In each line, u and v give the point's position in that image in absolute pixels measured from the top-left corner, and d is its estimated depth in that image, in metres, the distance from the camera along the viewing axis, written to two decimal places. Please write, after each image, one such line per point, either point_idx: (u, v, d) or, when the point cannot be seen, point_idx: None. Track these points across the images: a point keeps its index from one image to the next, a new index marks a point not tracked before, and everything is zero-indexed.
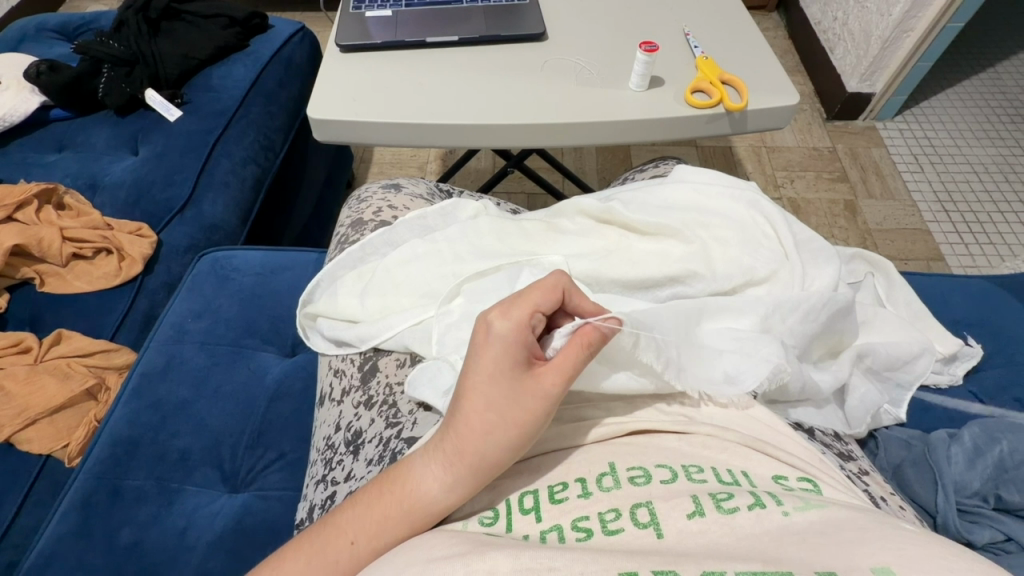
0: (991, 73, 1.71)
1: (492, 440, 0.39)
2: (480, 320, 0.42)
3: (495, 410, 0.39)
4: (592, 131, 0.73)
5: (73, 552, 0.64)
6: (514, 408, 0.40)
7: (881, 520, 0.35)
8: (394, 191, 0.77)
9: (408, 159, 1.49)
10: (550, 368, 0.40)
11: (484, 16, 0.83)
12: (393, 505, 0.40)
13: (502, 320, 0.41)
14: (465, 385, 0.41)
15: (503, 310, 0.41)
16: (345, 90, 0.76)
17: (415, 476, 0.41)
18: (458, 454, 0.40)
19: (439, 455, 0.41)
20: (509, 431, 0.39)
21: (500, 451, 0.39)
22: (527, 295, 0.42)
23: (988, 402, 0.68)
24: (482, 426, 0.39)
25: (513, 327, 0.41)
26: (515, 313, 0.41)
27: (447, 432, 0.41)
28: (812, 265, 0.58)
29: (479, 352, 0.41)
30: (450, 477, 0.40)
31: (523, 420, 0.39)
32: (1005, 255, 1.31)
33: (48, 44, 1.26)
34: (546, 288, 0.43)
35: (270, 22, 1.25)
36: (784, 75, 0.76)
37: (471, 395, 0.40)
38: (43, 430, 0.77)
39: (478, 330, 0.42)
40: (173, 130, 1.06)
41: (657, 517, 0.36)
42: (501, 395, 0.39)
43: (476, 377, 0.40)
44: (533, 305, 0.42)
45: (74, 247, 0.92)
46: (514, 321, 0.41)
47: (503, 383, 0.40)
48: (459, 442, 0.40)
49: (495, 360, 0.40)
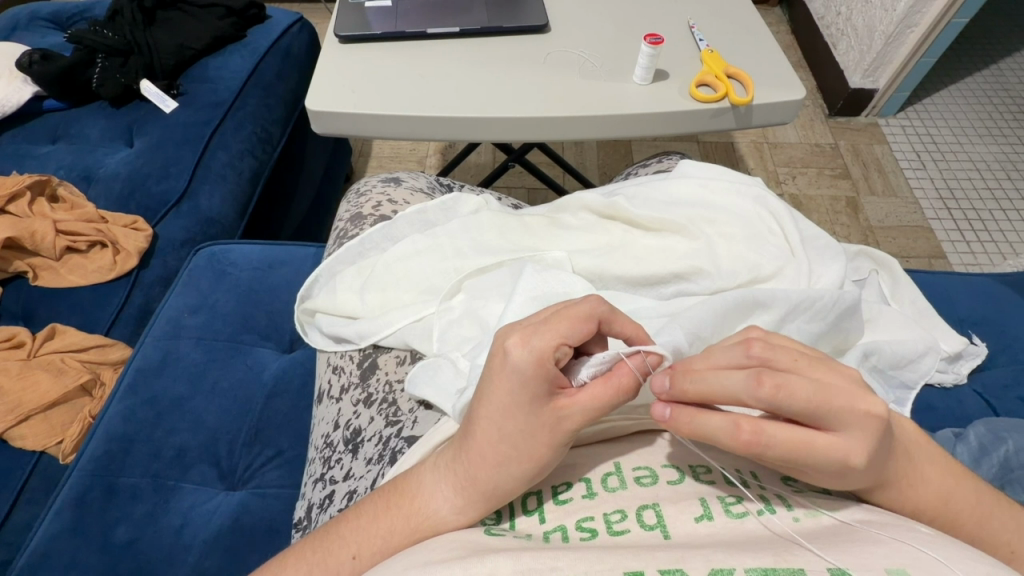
0: (993, 70, 1.70)
1: (504, 472, 0.37)
2: (498, 345, 0.37)
3: (510, 443, 0.37)
4: (595, 124, 0.72)
5: (67, 550, 0.63)
6: (530, 443, 0.37)
7: (894, 522, 0.34)
8: (394, 185, 0.76)
9: (407, 153, 1.48)
10: (574, 407, 0.36)
11: (486, 7, 0.82)
12: (398, 523, 0.39)
13: (521, 351, 0.36)
14: (478, 410, 0.38)
15: (524, 338, 0.36)
16: (345, 82, 0.74)
17: (424, 495, 0.40)
18: (468, 478, 0.38)
19: (449, 475, 0.39)
20: (523, 465, 0.37)
21: (512, 483, 0.38)
22: (555, 324, 0.37)
23: (992, 401, 0.67)
24: (495, 457, 0.37)
25: (534, 361, 0.36)
26: (537, 344, 0.36)
27: (457, 455, 0.39)
28: (818, 263, 0.57)
29: (494, 379, 0.37)
30: (460, 500, 0.38)
31: (539, 455, 0.37)
32: (1006, 253, 1.30)
33: (41, 33, 1.24)
34: (577, 316, 0.37)
35: (268, 12, 1.23)
36: (790, 68, 0.74)
37: (484, 423, 0.38)
38: (37, 426, 0.76)
39: (495, 354, 0.38)
40: (169, 121, 1.04)
41: (664, 519, 0.36)
42: (518, 429, 0.37)
43: (491, 406, 0.37)
44: (560, 334, 0.37)
45: (68, 240, 0.90)
46: (536, 354, 0.36)
47: (519, 417, 0.37)
48: (469, 467, 0.38)
49: (512, 395, 0.37)
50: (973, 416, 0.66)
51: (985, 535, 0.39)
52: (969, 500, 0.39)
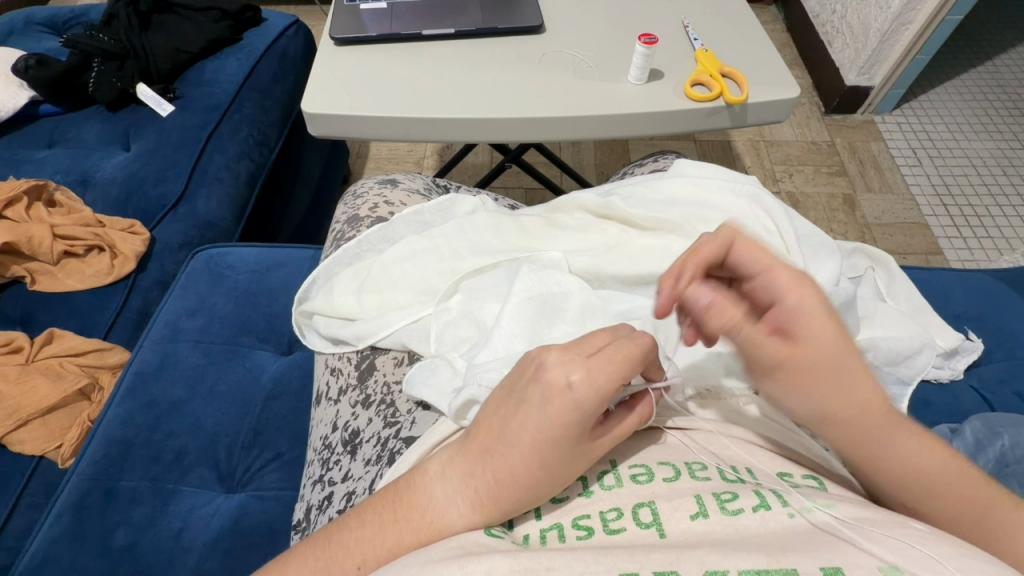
0: (989, 66, 1.71)
1: (532, 496, 0.38)
2: (560, 377, 0.36)
3: (549, 470, 0.37)
4: (592, 124, 0.72)
5: (68, 553, 0.64)
6: (566, 471, 0.37)
7: (886, 517, 0.35)
8: (390, 186, 0.76)
9: (404, 154, 1.48)
10: (610, 435, 0.39)
11: (481, 7, 0.82)
12: (410, 538, 0.37)
13: (590, 390, 0.36)
14: (524, 437, 0.36)
15: (593, 378, 0.36)
16: (341, 84, 0.74)
17: (439, 513, 0.38)
18: (493, 499, 0.37)
19: (468, 494, 0.38)
20: (552, 488, 0.38)
21: (534, 503, 0.38)
22: (622, 363, 0.37)
23: (989, 396, 0.68)
24: (529, 482, 0.37)
25: (598, 398, 0.36)
26: (606, 385, 0.36)
27: (481, 477, 0.38)
28: (813, 260, 0.57)
29: (548, 410, 0.36)
30: (479, 521, 0.37)
31: (568, 479, 0.38)
32: (1003, 249, 1.31)
33: (37, 38, 1.24)
34: (639, 355, 0.38)
35: (263, 14, 1.23)
36: (784, 67, 0.75)
37: (530, 452, 0.36)
38: (35, 430, 0.76)
39: (553, 382, 0.36)
40: (165, 125, 1.04)
41: (659, 517, 0.36)
42: (561, 460, 0.37)
43: (541, 438, 0.36)
44: (622, 376, 0.37)
45: (66, 245, 0.90)
46: (600, 391, 0.36)
47: (566, 446, 0.36)
48: (496, 490, 0.37)
49: (568, 428, 0.36)
50: (970, 411, 0.66)
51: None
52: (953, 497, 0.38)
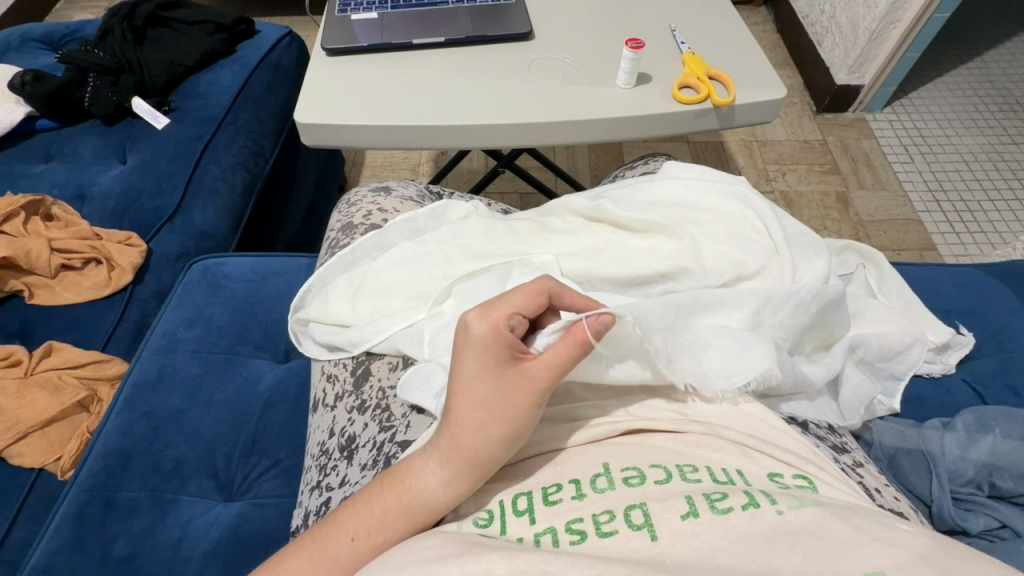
0: (978, 63, 1.72)
1: (485, 437, 0.39)
2: (460, 322, 0.41)
3: (485, 408, 0.39)
4: (582, 129, 0.73)
5: (68, 565, 0.64)
6: (502, 403, 0.39)
7: (877, 517, 0.35)
8: (384, 194, 0.77)
9: (399, 161, 1.49)
10: (535, 367, 0.39)
11: (470, 16, 0.83)
12: (393, 500, 0.40)
13: (479, 320, 0.40)
14: (455, 382, 0.40)
15: (480, 311, 0.40)
16: (333, 94, 0.75)
17: (413, 474, 0.40)
18: (454, 450, 0.39)
19: (434, 452, 0.40)
20: (501, 426, 0.39)
21: (491, 449, 0.39)
22: (509, 297, 0.41)
23: (981, 389, 0.68)
24: (473, 422, 0.39)
25: (490, 330, 0.40)
26: (492, 313, 0.40)
27: (442, 429, 0.41)
28: (802, 258, 0.58)
29: (461, 352, 0.40)
30: (448, 473, 0.39)
31: (514, 415, 0.39)
32: (996, 243, 1.31)
33: (34, 55, 1.25)
34: (530, 292, 0.41)
35: (257, 27, 1.25)
36: (771, 68, 0.76)
37: (460, 392, 0.40)
38: (35, 443, 0.76)
39: (459, 330, 0.41)
40: (161, 137, 1.05)
41: (651, 519, 0.36)
42: (488, 392, 0.39)
43: (463, 375, 0.40)
44: (513, 307, 0.40)
45: (63, 258, 0.91)
46: (491, 324, 0.40)
47: (490, 380, 0.39)
48: (452, 438, 0.40)
49: (480, 361, 0.39)
50: (963, 404, 0.67)
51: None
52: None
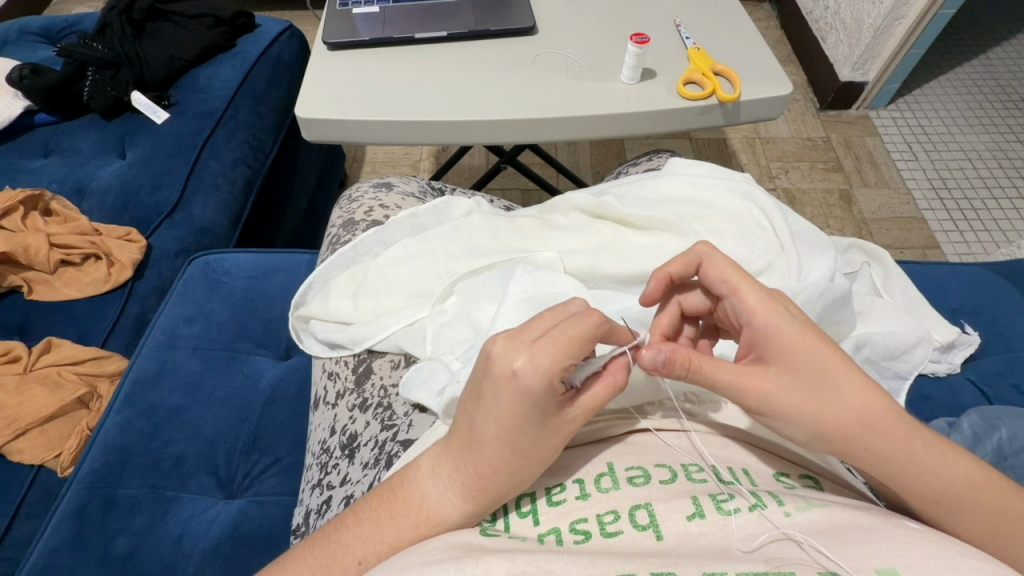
0: (983, 59, 1.71)
1: (515, 479, 0.38)
2: (503, 364, 0.36)
3: (522, 456, 0.37)
4: (586, 125, 0.72)
5: (67, 563, 0.64)
6: (538, 449, 0.38)
7: (885, 519, 0.35)
8: (385, 190, 0.76)
9: (400, 157, 1.49)
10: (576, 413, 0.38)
11: (472, 10, 0.82)
12: (406, 527, 0.40)
13: (532, 372, 0.35)
14: (488, 429, 0.37)
15: (533, 358, 0.35)
16: (335, 88, 0.74)
17: (431, 504, 0.40)
18: (481, 489, 0.38)
19: (455, 485, 0.39)
20: (533, 468, 0.38)
21: (518, 487, 0.39)
22: (566, 345, 0.36)
23: (986, 389, 0.68)
24: (506, 468, 0.38)
25: (544, 381, 0.35)
26: (548, 364, 0.35)
27: (464, 467, 0.39)
28: (808, 256, 0.57)
29: (500, 398, 0.36)
30: (470, 507, 0.39)
31: (544, 456, 0.38)
32: (1000, 241, 1.31)
33: (33, 48, 1.24)
34: (584, 338, 0.36)
35: (257, 21, 1.24)
36: (776, 64, 0.75)
37: (496, 439, 0.37)
38: (34, 440, 0.76)
39: (498, 374, 0.36)
40: (161, 132, 1.04)
41: (656, 519, 0.36)
42: (527, 441, 0.37)
43: (501, 423, 0.37)
44: (569, 356, 0.36)
45: (62, 254, 0.90)
46: (546, 376, 0.35)
47: (530, 431, 0.37)
48: (480, 479, 0.38)
49: (524, 412, 0.36)
50: (968, 404, 0.67)
51: (889, 470, 0.37)
52: (876, 414, 0.36)
